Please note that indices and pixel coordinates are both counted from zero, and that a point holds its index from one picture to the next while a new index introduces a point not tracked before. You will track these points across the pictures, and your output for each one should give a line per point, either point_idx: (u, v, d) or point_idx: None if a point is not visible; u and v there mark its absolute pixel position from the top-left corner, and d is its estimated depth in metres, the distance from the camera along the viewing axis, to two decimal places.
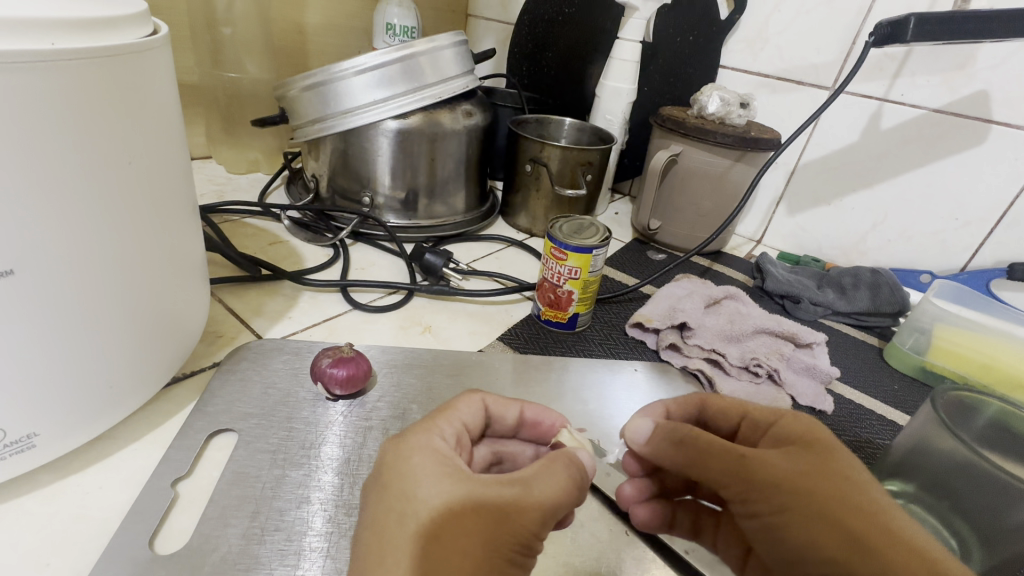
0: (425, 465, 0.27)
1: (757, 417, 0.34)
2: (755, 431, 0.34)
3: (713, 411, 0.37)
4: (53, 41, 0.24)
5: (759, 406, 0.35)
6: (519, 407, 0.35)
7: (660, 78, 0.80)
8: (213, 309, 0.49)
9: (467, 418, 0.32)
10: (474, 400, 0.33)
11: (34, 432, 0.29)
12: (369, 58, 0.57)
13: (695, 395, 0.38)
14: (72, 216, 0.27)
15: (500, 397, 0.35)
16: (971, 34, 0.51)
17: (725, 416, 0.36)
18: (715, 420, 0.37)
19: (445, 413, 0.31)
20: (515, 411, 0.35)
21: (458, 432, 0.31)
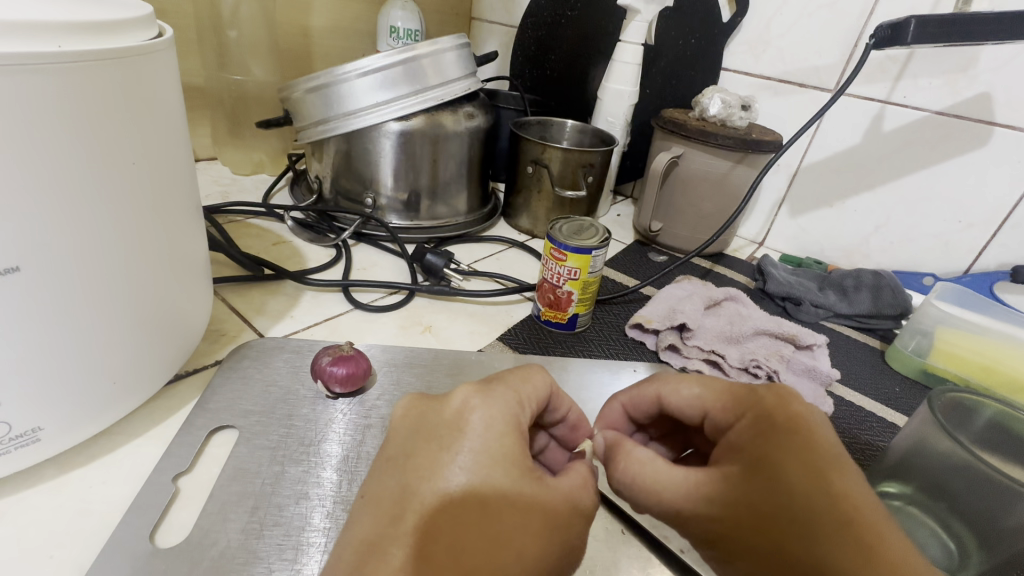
0: (493, 452, 0.26)
1: (718, 416, 0.31)
2: (719, 432, 0.32)
3: (673, 406, 0.34)
4: (60, 44, 0.24)
5: (721, 398, 0.32)
6: (571, 404, 0.35)
7: (662, 80, 0.81)
8: (216, 308, 0.50)
9: (536, 400, 0.31)
10: (545, 387, 0.32)
11: (39, 427, 0.29)
12: (372, 61, 0.57)
13: (650, 388, 0.35)
14: (77, 215, 0.27)
15: (566, 391, 0.34)
16: (972, 36, 0.51)
17: (687, 409, 0.33)
18: (678, 412, 0.34)
19: (520, 384, 0.30)
20: (567, 407, 0.34)
21: (531, 412, 0.30)
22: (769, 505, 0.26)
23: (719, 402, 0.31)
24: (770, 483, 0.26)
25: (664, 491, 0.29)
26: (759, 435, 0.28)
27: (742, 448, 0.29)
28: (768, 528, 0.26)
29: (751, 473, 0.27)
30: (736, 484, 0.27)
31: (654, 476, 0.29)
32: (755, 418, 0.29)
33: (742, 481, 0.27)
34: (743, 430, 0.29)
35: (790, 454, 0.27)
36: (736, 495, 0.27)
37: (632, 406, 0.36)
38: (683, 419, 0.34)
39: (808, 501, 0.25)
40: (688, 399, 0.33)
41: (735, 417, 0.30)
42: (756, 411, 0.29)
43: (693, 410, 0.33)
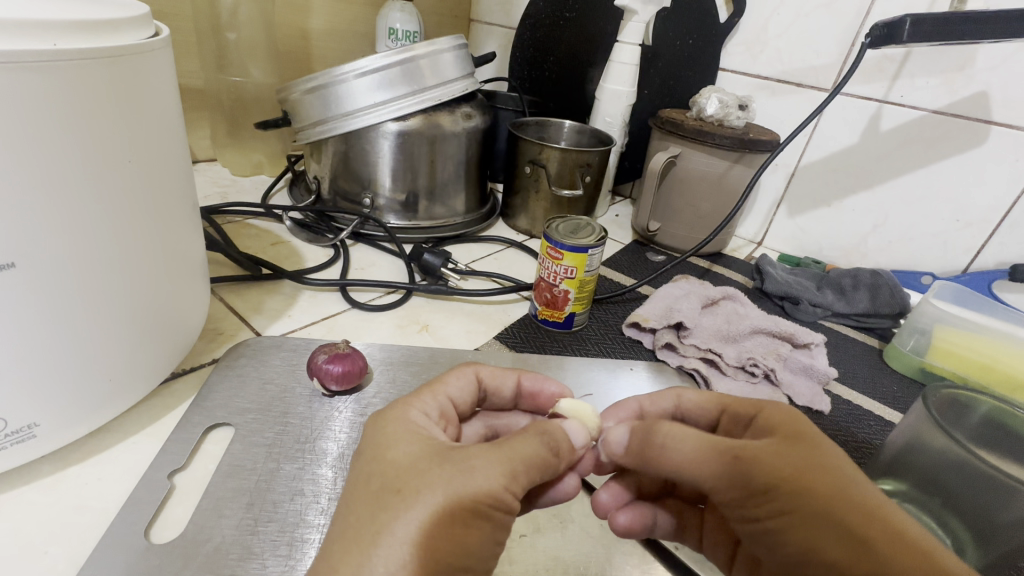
0: (402, 438, 0.27)
1: (739, 410, 0.33)
2: (738, 425, 0.33)
3: (689, 408, 0.36)
4: (54, 42, 0.25)
5: (739, 399, 0.34)
6: (515, 375, 0.37)
7: (660, 80, 0.81)
8: (214, 307, 0.50)
9: (456, 393, 0.33)
10: (469, 371, 0.35)
11: (35, 423, 0.29)
12: (369, 62, 0.57)
13: (670, 395, 0.37)
14: (73, 213, 0.27)
15: (496, 367, 0.37)
16: (968, 35, 0.51)
17: (703, 410, 0.35)
18: (693, 415, 0.36)
19: (433, 387, 0.32)
20: (512, 381, 0.37)
21: (443, 406, 0.32)
22: (816, 468, 0.27)
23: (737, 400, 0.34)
24: (811, 451, 0.28)
25: (711, 455, 0.29)
26: (788, 418, 0.30)
27: (773, 428, 0.30)
28: (821, 486, 0.26)
29: (793, 443, 0.28)
30: (781, 449, 0.28)
31: (696, 443, 0.29)
32: (778, 409, 0.31)
33: (787, 448, 0.28)
34: (770, 415, 0.31)
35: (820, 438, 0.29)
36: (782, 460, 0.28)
37: (650, 405, 0.37)
38: (696, 423, 0.36)
39: (841, 469, 0.27)
40: (705, 400, 0.35)
41: (756, 409, 0.32)
42: (777, 406, 0.31)
43: (709, 410, 0.35)
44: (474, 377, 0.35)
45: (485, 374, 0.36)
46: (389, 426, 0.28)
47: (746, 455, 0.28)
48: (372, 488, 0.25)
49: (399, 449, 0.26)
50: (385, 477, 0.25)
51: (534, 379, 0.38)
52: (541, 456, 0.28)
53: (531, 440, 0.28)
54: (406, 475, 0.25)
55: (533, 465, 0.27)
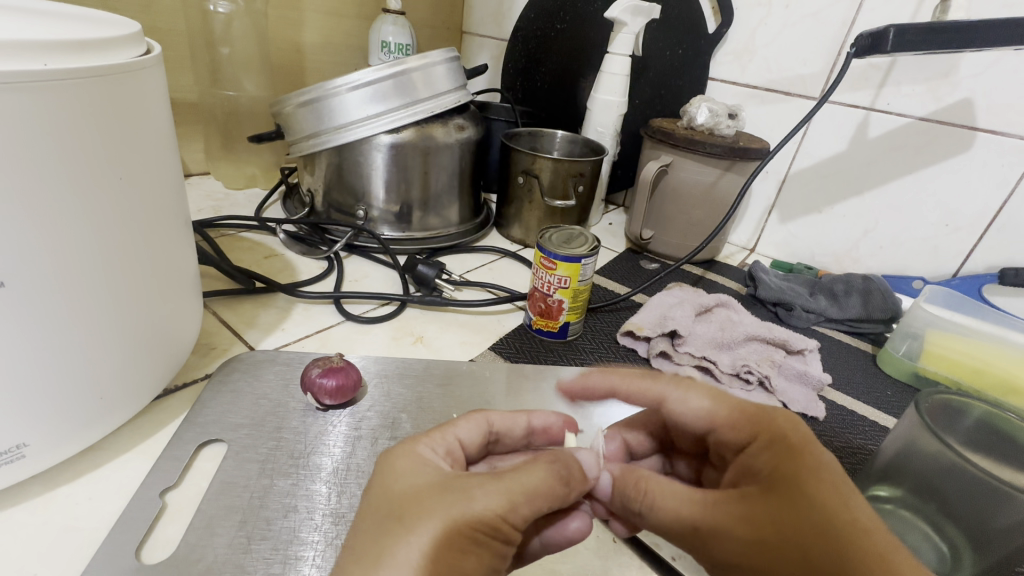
0: (399, 462, 0.27)
1: (730, 432, 0.33)
2: (731, 449, 0.33)
3: (678, 415, 0.36)
4: (45, 62, 0.25)
5: (730, 414, 0.33)
6: (526, 418, 0.36)
7: (651, 89, 0.82)
8: (206, 322, 0.50)
9: (464, 435, 0.32)
10: (478, 418, 0.34)
11: (23, 443, 0.29)
12: (362, 75, 0.58)
13: (659, 389, 0.37)
14: (61, 232, 0.27)
15: (505, 411, 0.36)
16: (951, 43, 0.52)
17: (692, 419, 0.35)
18: (681, 419, 0.36)
19: (441, 428, 0.31)
20: (522, 422, 0.36)
21: (450, 445, 0.31)
22: (791, 533, 0.25)
23: (730, 420, 0.33)
24: (788, 502, 0.26)
25: (681, 513, 0.29)
26: (778, 458, 0.28)
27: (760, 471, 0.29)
28: (789, 536, 0.25)
29: (774, 503, 0.27)
30: (754, 505, 0.27)
31: (666, 500, 0.30)
32: (771, 443, 0.29)
33: (763, 509, 0.27)
34: (760, 452, 0.30)
35: (819, 491, 0.26)
36: (754, 521, 0.26)
37: (633, 399, 0.38)
38: (684, 426, 0.36)
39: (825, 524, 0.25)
40: (696, 411, 0.35)
41: (750, 437, 0.31)
42: (774, 436, 0.30)
43: (698, 418, 0.35)
44: (484, 424, 0.34)
45: (497, 420, 0.35)
46: (392, 459, 0.27)
47: (710, 520, 0.28)
48: (373, 503, 0.25)
49: (404, 466, 0.27)
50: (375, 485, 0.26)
51: (544, 418, 0.37)
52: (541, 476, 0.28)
53: (536, 473, 0.28)
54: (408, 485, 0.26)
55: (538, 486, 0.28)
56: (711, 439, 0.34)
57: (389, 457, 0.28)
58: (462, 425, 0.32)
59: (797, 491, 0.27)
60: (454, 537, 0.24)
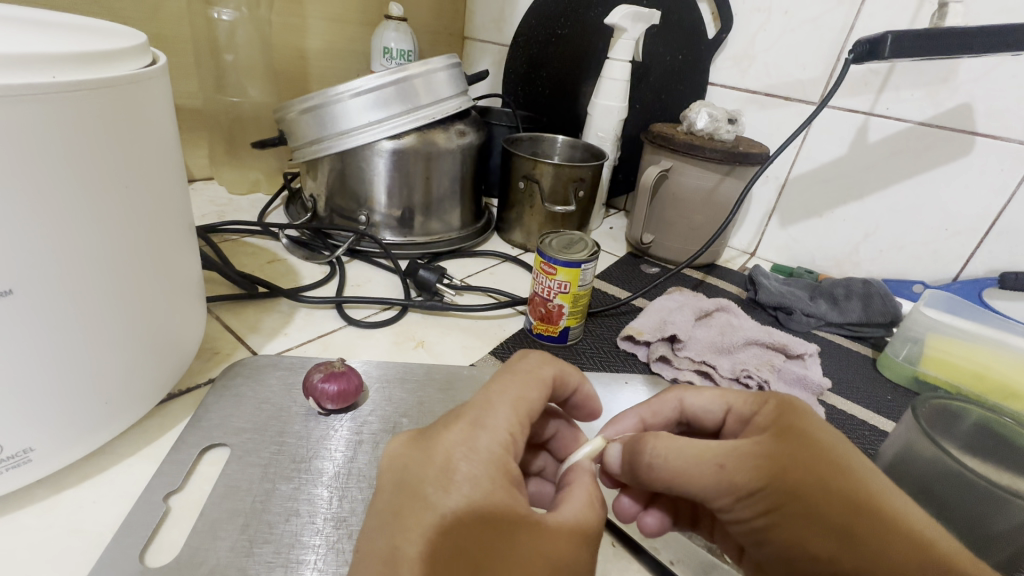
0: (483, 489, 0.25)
1: (741, 408, 0.33)
2: (743, 423, 0.33)
3: (694, 413, 0.36)
4: (55, 75, 0.25)
5: (744, 394, 0.34)
6: (578, 384, 0.35)
7: (651, 94, 0.82)
8: (210, 326, 0.50)
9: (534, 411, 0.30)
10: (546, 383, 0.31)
11: (30, 447, 0.30)
12: (365, 82, 0.58)
13: (673, 397, 0.36)
14: (68, 239, 0.28)
15: (567, 369, 0.34)
16: (949, 49, 0.52)
17: (710, 412, 0.35)
18: (698, 415, 0.36)
19: (517, 410, 0.29)
20: (573, 387, 0.34)
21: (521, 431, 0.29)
22: (810, 462, 0.27)
23: (740, 397, 0.34)
24: (804, 442, 0.28)
25: (704, 458, 0.29)
26: (786, 412, 0.30)
27: (769, 424, 0.30)
28: (812, 469, 0.27)
29: (789, 442, 0.28)
30: (774, 445, 0.29)
31: (681, 449, 0.30)
32: (777, 404, 0.31)
33: (780, 447, 0.28)
34: (768, 414, 0.31)
35: (819, 435, 0.29)
36: (773, 458, 0.28)
37: (653, 421, 0.36)
38: (704, 423, 0.36)
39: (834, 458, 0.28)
40: (711, 398, 0.35)
41: (757, 406, 0.33)
42: (778, 401, 0.32)
43: (717, 410, 0.35)
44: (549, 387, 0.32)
45: (561, 375, 0.33)
46: (480, 484, 0.25)
47: (735, 460, 0.29)
48: (434, 503, 0.25)
49: (481, 472, 0.26)
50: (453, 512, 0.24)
51: (587, 394, 0.36)
52: (595, 519, 0.28)
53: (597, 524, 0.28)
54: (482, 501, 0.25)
55: (595, 534, 0.27)
56: (726, 426, 0.34)
57: (471, 473, 0.26)
58: (537, 399, 0.30)
59: (807, 434, 0.29)
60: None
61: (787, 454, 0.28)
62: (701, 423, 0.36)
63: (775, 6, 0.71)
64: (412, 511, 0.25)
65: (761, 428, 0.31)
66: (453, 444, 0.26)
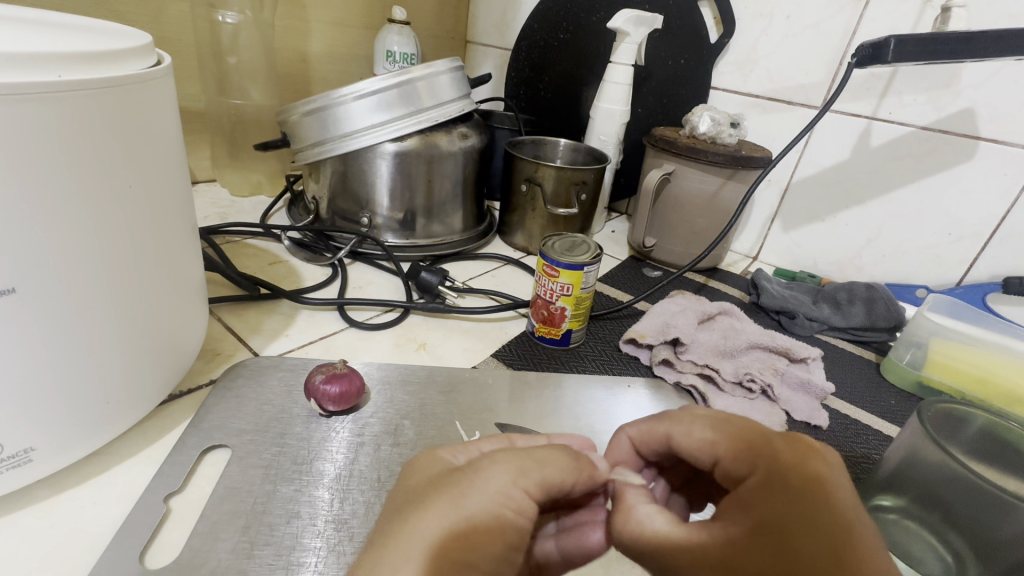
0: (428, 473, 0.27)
1: (729, 465, 0.26)
2: (730, 480, 0.26)
3: (682, 450, 0.29)
4: (60, 74, 0.25)
5: (736, 436, 0.27)
6: (545, 439, 0.32)
7: (653, 98, 0.82)
8: (211, 327, 0.50)
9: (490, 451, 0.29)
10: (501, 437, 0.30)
11: (31, 447, 0.29)
12: (368, 84, 0.59)
13: (660, 428, 0.31)
14: (69, 239, 0.28)
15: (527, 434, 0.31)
16: (951, 53, 0.52)
17: (700, 452, 0.28)
18: (691, 455, 0.29)
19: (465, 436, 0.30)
20: (540, 444, 0.31)
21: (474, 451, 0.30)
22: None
23: (730, 449, 0.26)
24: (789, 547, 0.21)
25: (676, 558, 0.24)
26: (772, 489, 0.23)
27: (751, 507, 0.23)
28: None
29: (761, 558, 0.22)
30: (756, 553, 0.22)
31: (652, 541, 0.25)
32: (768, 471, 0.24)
33: (752, 560, 0.22)
34: (754, 479, 0.24)
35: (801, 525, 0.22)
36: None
37: (641, 441, 0.32)
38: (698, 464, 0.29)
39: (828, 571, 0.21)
40: (703, 440, 0.28)
41: (750, 465, 0.25)
42: (768, 470, 0.24)
43: (707, 454, 0.28)
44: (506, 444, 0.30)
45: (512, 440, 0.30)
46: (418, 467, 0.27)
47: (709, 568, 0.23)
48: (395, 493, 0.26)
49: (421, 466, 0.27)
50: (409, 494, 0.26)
51: (562, 438, 0.33)
52: (560, 458, 0.28)
53: (553, 452, 0.28)
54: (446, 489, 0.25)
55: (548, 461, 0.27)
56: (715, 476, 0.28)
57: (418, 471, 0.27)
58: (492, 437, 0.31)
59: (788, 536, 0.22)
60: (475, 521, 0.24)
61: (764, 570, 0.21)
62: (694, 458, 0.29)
63: (777, 11, 0.71)
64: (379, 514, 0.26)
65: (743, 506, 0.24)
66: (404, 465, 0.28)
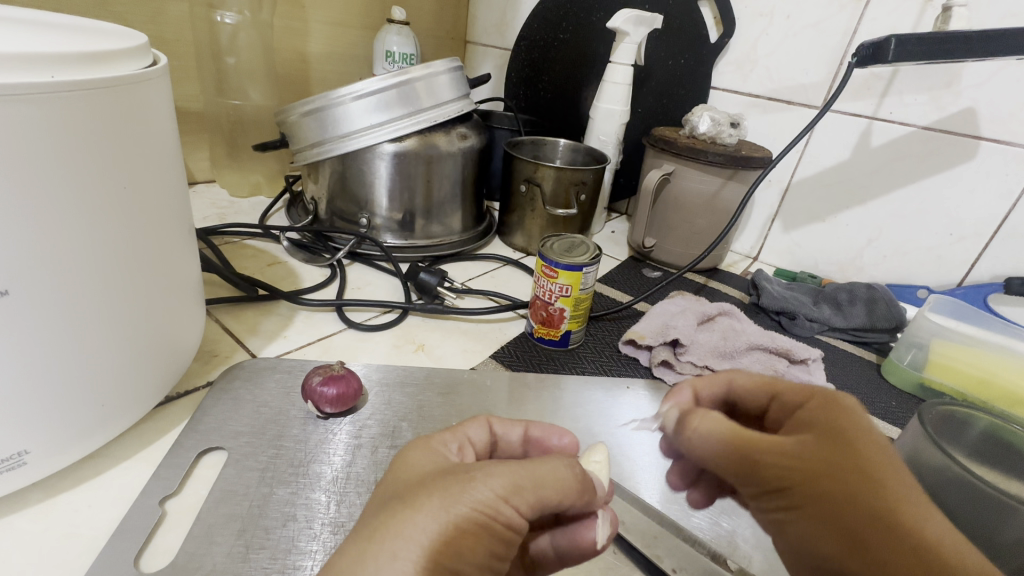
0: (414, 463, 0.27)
1: (789, 398, 0.31)
2: (785, 412, 0.32)
3: (742, 392, 0.34)
4: (53, 75, 0.25)
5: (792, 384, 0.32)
6: (523, 427, 0.35)
7: (653, 98, 0.82)
8: (209, 328, 0.50)
9: (473, 437, 0.32)
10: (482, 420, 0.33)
11: (25, 450, 0.29)
12: (366, 84, 0.58)
13: (723, 374, 0.35)
14: (64, 240, 0.27)
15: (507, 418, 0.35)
16: (952, 53, 0.52)
17: (755, 395, 0.34)
18: (745, 397, 0.34)
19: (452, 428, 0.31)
20: (519, 432, 0.34)
21: (462, 444, 0.31)
22: (846, 465, 0.26)
23: (789, 385, 0.32)
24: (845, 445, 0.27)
25: (742, 447, 0.28)
26: (832, 410, 0.29)
27: (812, 421, 0.29)
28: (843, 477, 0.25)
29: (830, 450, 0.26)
30: (818, 446, 0.27)
31: (722, 433, 0.29)
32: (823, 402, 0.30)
33: (825, 450, 0.27)
34: (814, 407, 0.29)
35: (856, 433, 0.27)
36: (807, 461, 0.26)
37: (702, 387, 0.35)
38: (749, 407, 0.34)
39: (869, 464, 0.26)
40: (759, 384, 0.34)
41: (805, 398, 0.31)
42: (824, 399, 0.29)
43: (762, 394, 0.33)
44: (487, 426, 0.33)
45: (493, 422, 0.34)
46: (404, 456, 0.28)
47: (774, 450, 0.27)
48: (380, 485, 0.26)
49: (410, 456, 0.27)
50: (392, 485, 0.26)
51: (544, 429, 0.35)
52: (558, 480, 0.27)
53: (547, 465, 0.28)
54: (436, 486, 0.24)
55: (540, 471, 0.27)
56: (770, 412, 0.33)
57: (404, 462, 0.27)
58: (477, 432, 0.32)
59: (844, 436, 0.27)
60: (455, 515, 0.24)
61: (819, 455, 0.26)
62: (747, 403, 0.34)
63: (778, 11, 0.71)
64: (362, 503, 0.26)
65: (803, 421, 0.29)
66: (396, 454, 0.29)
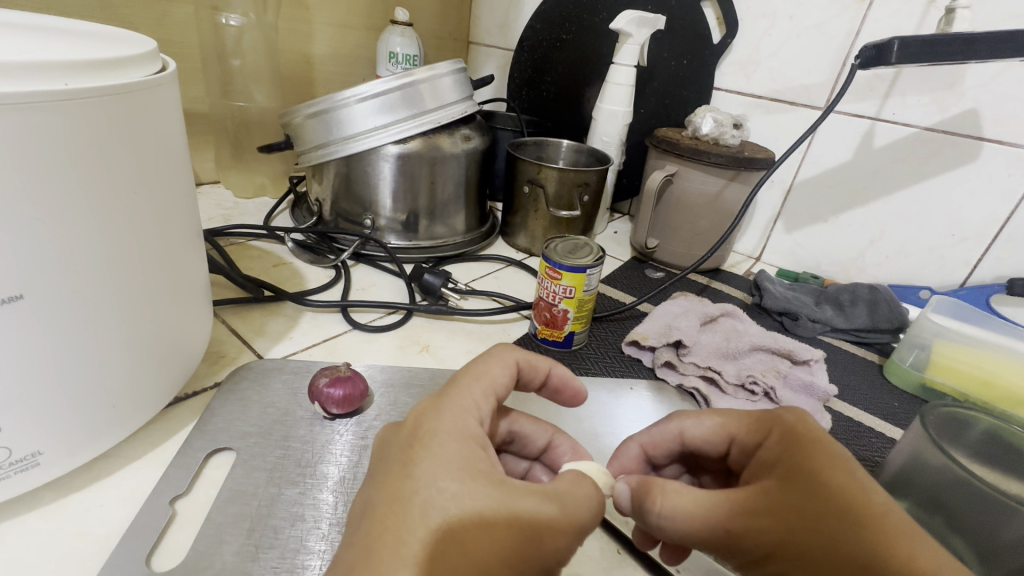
0: (457, 451, 0.26)
1: (745, 439, 0.33)
2: (747, 454, 0.33)
3: (696, 443, 0.35)
4: (67, 82, 0.25)
5: (744, 425, 0.33)
6: (549, 366, 0.35)
7: (655, 99, 0.82)
8: (216, 329, 0.50)
9: (501, 382, 0.31)
10: (509, 357, 0.32)
11: (39, 451, 0.30)
12: (371, 87, 0.59)
13: (672, 425, 0.36)
14: (77, 245, 0.28)
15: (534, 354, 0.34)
16: (955, 55, 0.52)
17: (711, 442, 0.35)
18: (701, 447, 0.35)
19: (478, 377, 0.30)
20: (544, 372, 0.34)
21: (490, 405, 0.30)
22: (815, 512, 0.26)
23: (744, 426, 0.33)
24: (813, 489, 0.27)
25: (710, 520, 0.28)
26: (790, 451, 0.29)
27: (777, 465, 0.30)
28: (816, 528, 0.26)
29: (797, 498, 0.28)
30: (784, 498, 0.28)
31: (689, 507, 0.29)
32: (783, 437, 0.30)
33: (787, 497, 0.28)
34: (773, 447, 0.30)
35: (820, 470, 0.28)
36: (777, 515, 0.27)
37: (651, 445, 0.37)
38: (707, 453, 0.36)
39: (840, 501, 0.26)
40: (711, 430, 0.35)
41: (763, 436, 0.32)
42: (782, 430, 0.31)
43: (717, 441, 0.35)
44: (514, 367, 0.32)
45: (526, 360, 0.33)
46: (440, 436, 0.26)
47: (740, 513, 0.28)
48: (418, 470, 0.25)
49: (452, 442, 0.26)
50: (432, 478, 0.25)
51: (565, 376, 0.36)
52: (598, 511, 0.28)
53: (583, 495, 0.28)
54: (504, 499, 0.25)
55: (580, 509, 0.27)
56: (732, 455, 0.34)
57: (446, 447, 0.26)
58: (501, 382, 0.31)
59: (809, 477, 0.28)
60: (499, 551, 0.23)
61: (790, 511, 0.27)
62: (705, 452, 0.36)
63: (780, 12, 0.71)
64: (389, 478, 0.25)
65: (769, 464, 0.30)
66: (424, 420, 0.27)
